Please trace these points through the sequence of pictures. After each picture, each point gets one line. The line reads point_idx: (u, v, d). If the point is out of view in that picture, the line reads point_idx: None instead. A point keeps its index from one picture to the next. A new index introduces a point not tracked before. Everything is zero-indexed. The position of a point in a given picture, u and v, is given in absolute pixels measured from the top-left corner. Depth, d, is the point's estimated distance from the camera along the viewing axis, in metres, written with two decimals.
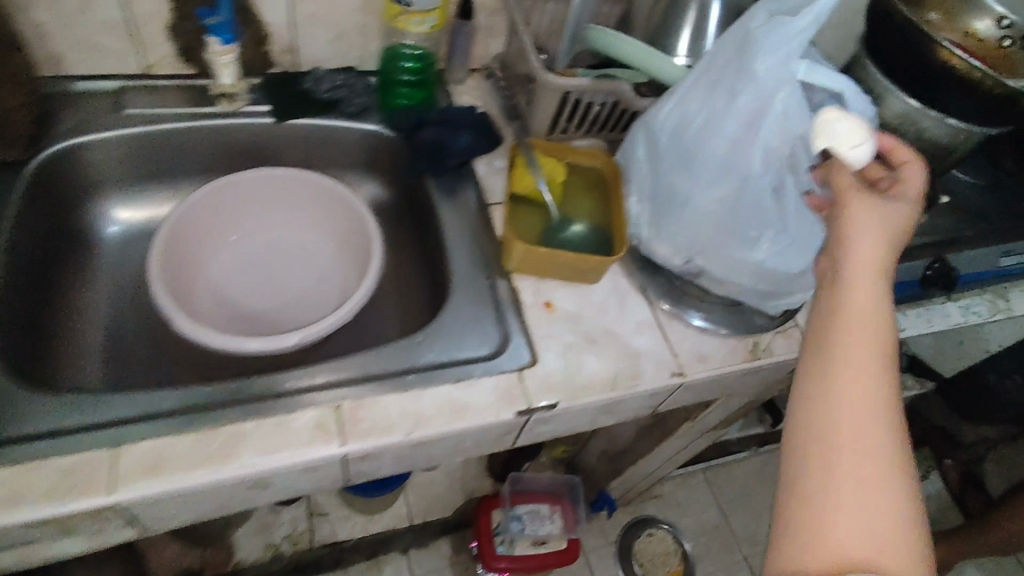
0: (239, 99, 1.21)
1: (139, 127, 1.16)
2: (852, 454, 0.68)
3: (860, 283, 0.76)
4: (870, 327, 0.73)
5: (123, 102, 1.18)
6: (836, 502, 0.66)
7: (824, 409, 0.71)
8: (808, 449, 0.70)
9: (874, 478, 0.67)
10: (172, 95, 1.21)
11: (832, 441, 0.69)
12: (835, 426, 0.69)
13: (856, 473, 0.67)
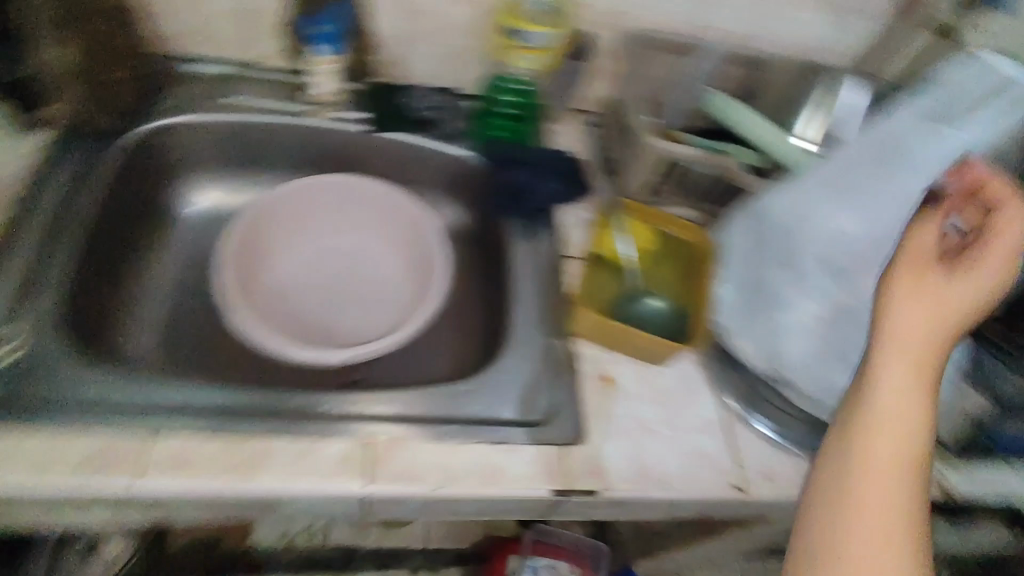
0: (322, 110, 1.22)
1: (232, 117, 1.21)
2: (883, 491, 0.67)
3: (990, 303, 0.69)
4: (913, 391, 0.70)
5: (225, 91, 1.22)
6: (884, 492, 0.67)
7: (887, 396, 0.70)
8: (855, 508, 0.67)
9: (895, 518, 0.65)
10: (273, 91, 1.25)
11: (860, 485, 0.68)
12: (882, 471, 0.68)
13: (904, 411, 0.69)
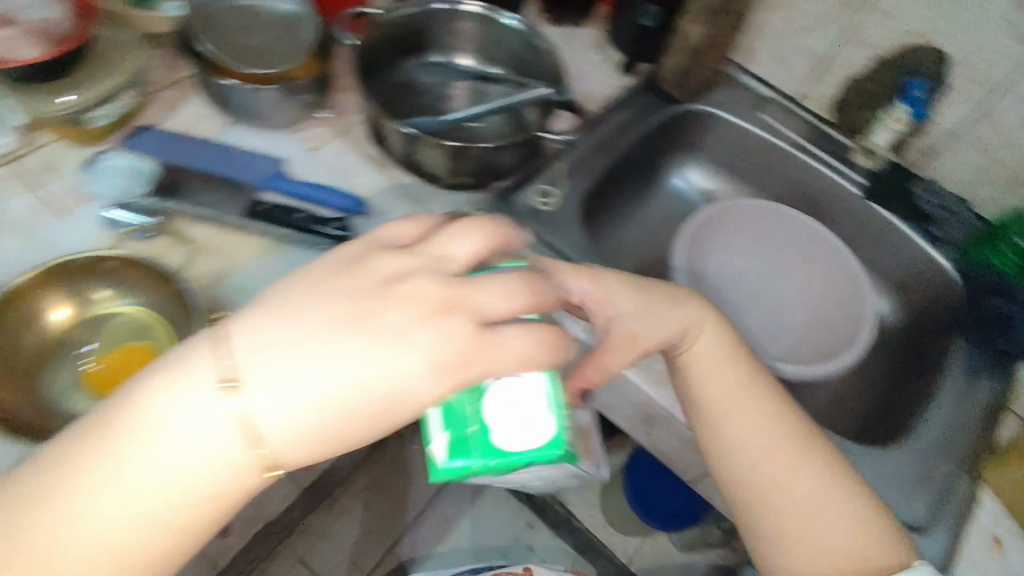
0: None
1: None
2: (766, 426, 0.59)
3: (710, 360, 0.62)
4: (660, 317, 0.61)
5: None
6: (762, 453, 0.58)
7: (721, 399, 0.60)
8: (734, 441, 0.59)
9: (790, 454, 0.58)
10: None
11: (751, 427, 0.59)
12: (725, 404, 0.60)
13: (771, 442, 0.58)
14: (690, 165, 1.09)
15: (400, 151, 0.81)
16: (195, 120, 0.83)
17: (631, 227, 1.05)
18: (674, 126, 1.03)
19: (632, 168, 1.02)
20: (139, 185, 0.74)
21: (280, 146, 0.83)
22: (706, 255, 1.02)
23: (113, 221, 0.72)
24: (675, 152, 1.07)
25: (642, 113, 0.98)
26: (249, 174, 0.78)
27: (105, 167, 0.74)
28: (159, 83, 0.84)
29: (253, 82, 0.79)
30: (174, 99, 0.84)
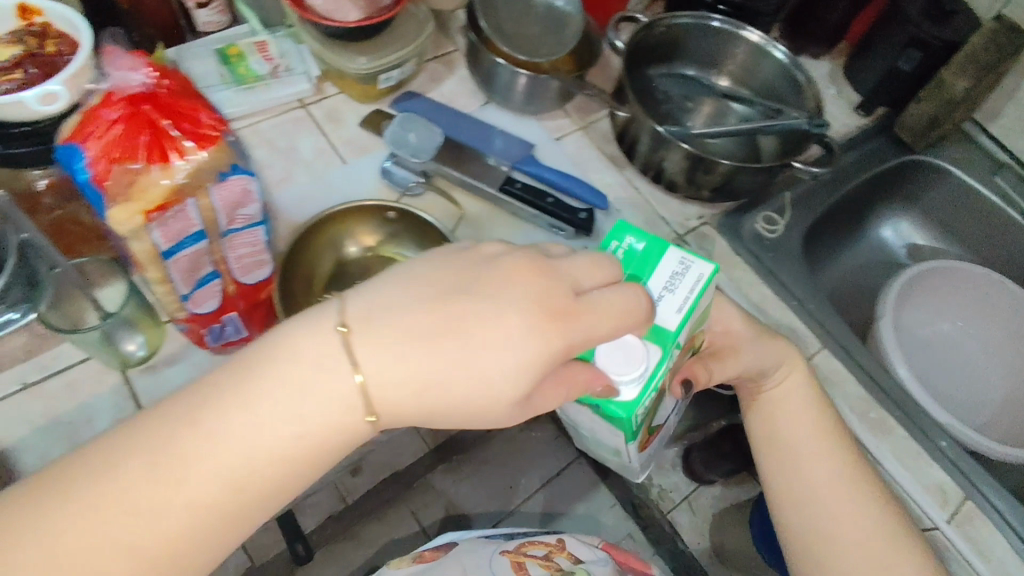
0: None
1: None
2: (822, 455, 0.60)
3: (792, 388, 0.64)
4: (752, 360, 0.64)
5: None
6: (819, 472, 0.59)
7: (790, 422, 0.62)
8: (796, 466, 0.60)
9: (844, 484, 0.59)
10: None
11: (807, 454, 0.60)
12: (789, 429, 0.62)
13: (820, 460, 0.59)
14: (902, 218, 1.06)
15: (643, 156, 0.84)
16: (455, 95, 0.89)
17: (833, 270, 1.03)
18: (899, 176, 1.01)
19: (847, 213, 1.01)
20: (426, 151, 0.77)
21: (529, 133, 0.88)
22: (910, 312, 0.97)
23: (394, 182, 0.78)
24: (890, 203, 1.05)
25: (870, 157, 0.98)
26: (504, 156, 0.83)
27: (394, 130, 0.77)
28: (429, 56, 0.91)
29: (522, 71, 0.83)
30: (440, 72, 0.90)
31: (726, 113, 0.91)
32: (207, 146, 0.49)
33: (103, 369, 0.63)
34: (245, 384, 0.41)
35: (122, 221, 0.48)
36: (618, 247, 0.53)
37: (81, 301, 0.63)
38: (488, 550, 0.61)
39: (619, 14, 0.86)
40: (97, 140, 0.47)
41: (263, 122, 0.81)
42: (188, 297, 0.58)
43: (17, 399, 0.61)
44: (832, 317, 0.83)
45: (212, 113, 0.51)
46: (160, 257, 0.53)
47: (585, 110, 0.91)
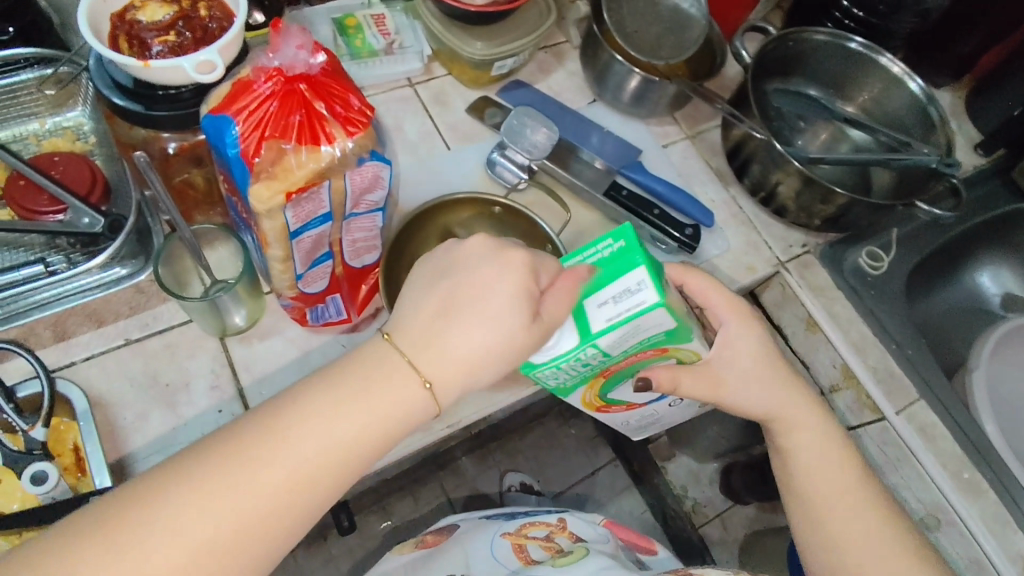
0: None
1: None
2: (844, 495, 0.58)
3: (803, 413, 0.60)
4: (766, 380, 0.59)
5: None
6: (834, 501, 0.58)
7: (806, 448, 0.60)
8: (817, 505, 0.58)
9: (868, 523, 0.57)
10: None
11: (829, 497, 0.58)
12: (807, 466, 0.60)
13: (836, 489, 0.58)
14: (1007, 266, 1.01)
15: (754, 176, 0.80)
16: (563, 89, 0.87)
17: (935, 311, 0.98)
18: (1014, 222, 0.96)
19: (953, 256, 0.96)
20: (538, 150, 0.75)
21: (636, 137, 0.85)
22: (1003, 368, 0.93)
23: (499, 175, 0.76)
24: (998, 249, 1.00)
25: (981, 202, 0.93)
26: (608, 159, 0.81)
27: (511, 122, 0.76)
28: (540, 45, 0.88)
29: (638, 73, 0.80)
30: (549, 63, 0.88)
31: (840, 137, 0.88)
32: (354, 132, 0.48)
33: (203, 334, 0.63)
34: (322, 395, 0.42)
35: (263, 199, 0.47)
36: (599, 248, 0.48)
37: (187, 263, 0.62)
38: (491, 533, 0.72)
39: (746, 23, 0.82)
40: (249, 115, 0.46)
41: (371, 98, 0.79)
42: (302, 277, 0.57)
43: (120, 353, 0.61)
44: (929, 366, 0.80)
45: (361, 97, 0.49)
46: (287, 237, 0.52)
47: (693, 119, 0.88)
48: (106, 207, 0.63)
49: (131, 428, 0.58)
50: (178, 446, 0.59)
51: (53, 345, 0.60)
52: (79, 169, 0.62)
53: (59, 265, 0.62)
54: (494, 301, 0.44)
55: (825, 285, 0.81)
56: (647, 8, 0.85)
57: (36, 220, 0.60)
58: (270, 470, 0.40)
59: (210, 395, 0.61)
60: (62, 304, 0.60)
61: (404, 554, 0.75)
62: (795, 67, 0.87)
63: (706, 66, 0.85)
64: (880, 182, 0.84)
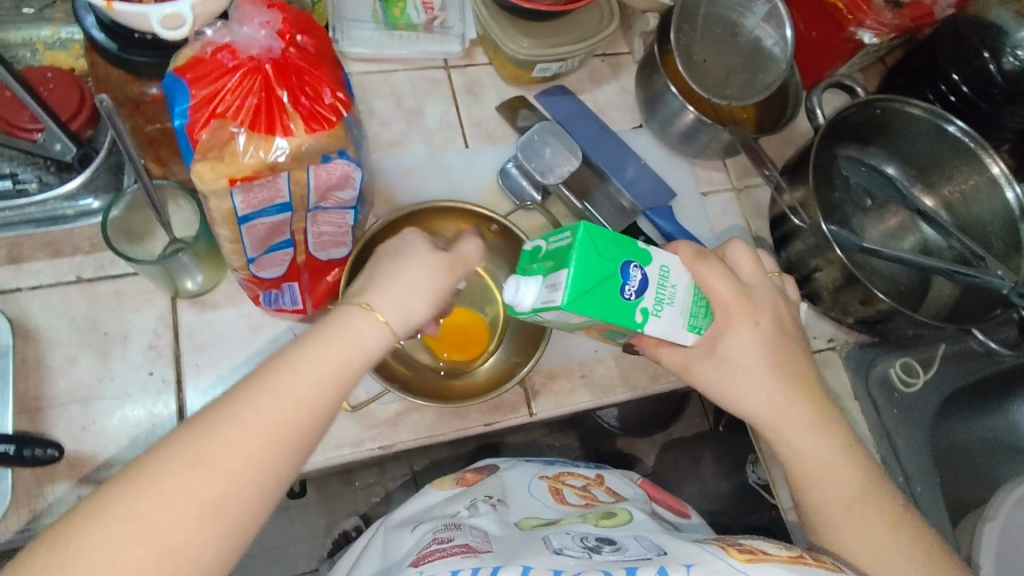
0: None
1: None
2: (867, 509, 0.48)
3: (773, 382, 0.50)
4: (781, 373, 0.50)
5: None
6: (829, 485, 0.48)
7: (791, 428, 0.50)
8: (836, 518, 0.48)
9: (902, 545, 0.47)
10: None
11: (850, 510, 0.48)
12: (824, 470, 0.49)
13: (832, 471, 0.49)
14: None
15: (793, 253, 0.71)
16: (610, 107, 0.79)
17: (968, 441, 0.86)
18: None
19: (1003, 387, 0.84)
20: (555, 173, 0.68)
21: (673, 179, 0.77)
22: None
23: (511, 189, 0.71)
24: None
25: None
26: (638, 196, 0.73)
27: (530, 138, 0.69)
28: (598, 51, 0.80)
29: (692, 110, 0.71)
30: (603, 74, 0.80)
31: (908, 227, 0.77)
32: (317, 129, 0.43)
33: (155, 290, 0.60)
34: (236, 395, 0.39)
35: (206, 181, 0.42)
36: (560, 238, 0.46)
37: (150, 217, 0.58)
38: (528, 474, 0.69)
39: (830, 78, 0.71)
40: (205, 86, 0.41)
41: (399, 73, 0.73)
42: (255, 260, 0.52)
43: (66, 290, 0.59)
44: (937, 508, 0.71)
45: (336, 91, 0.44)
46: (236, 220, 0.46)
47: (743, 172, 0.79)
48: (86, 133, 0.59)
49: (58, 369, 0.56)
50: (100, 400, 0.56)
51: (3, 266, 0.58)
52: (68, 90, 0.58)
53: (29, 184, 0.60)
54: (409, 294, 0.45)
55: (841, 389, 0.72)
56: (723, 37, 0.75)
57: (16, 134, 0.57)
58: (193, 471, 0.36)
59: (145, 355, 0.58)
60: (15, 229, 0.58)
61: (443, 491, 0.68)
62: (877, 137, 0.77)
63: (771, 116, 0.76)
64: (938, 294, 0.73)
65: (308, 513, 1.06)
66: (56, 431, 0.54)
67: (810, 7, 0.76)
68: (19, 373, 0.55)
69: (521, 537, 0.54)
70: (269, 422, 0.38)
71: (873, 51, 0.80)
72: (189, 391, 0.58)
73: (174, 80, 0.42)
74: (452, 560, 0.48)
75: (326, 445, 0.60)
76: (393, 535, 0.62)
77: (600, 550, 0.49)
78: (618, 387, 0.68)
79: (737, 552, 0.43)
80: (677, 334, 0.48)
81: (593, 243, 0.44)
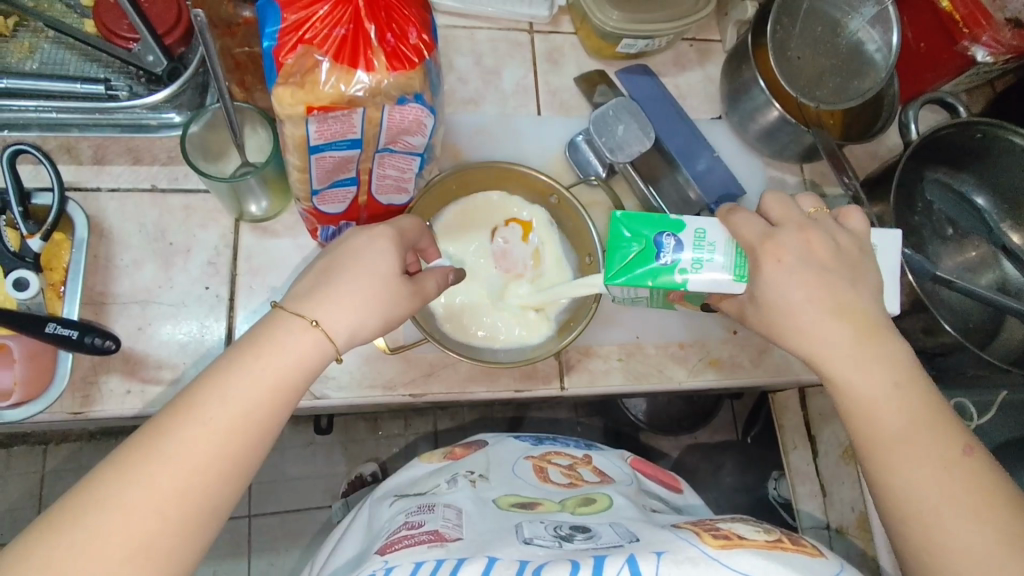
0: None
1: None
2: (911, 442, 0.44)
3: (827, 299, 0.47)
4: (823, 303, 0.47)
5: None
6: (881, 407, 0.45)
7: (842, 347, 0.46)
8: (876, 450, 0.45)
9: (954, 489, 0.42)
10: None
11: (891, 448, 0.44)
12: (866, 401, 0.46)
13: (885, 397, 0.45)
14: None
15: None
16: (690, 93, 0.77)
17: None
18: None
19: None
20: (625, 151, 0.66)
21: (743, 176, 0.75)
22: None
23: (577, 162, 0.70)
24: None
25: None
26: (705, 189, 0.71)
27: (605, 112, 0.67)
28: (687, 35, 0.77)
29: (777, 108, 0.68)
30: (689, 59, 0.77)
31: (988, 263, 0.72)
32: (398, 68, 0.43)
33: (221, 210, 0.62)
34: (172, 415, 0.39)
35: (284, 104, 0.43)
36: None
37: (225, 140, 0.60)
38: (515, 453, 0.69)
39: (933, 93, 0.67)
40: (296, 11, 0.42)
41: (482, 31, 0.73)
42: (318, 193, 0.53)
43: (142, 197, 0.62)
44: None
45: (421, 32, 0.44)
46: (307, 149, 0.47)
47: (819, 179, 0.76)
48: (179, 51, 0.61)
49: (124, 270, 0.59)
50: (157, 304, 0.59)
51: (87, 165, 0.61)
52: (166, 5, 0.60)
53: (120, 92, 0.60)
54: (355, 292, 0.44)
55: None
56: (824, 36, 0.71)
57: (114, 42, 0.59)
58: (149, 484, 0.37)
59: (203, 270, 0.61)
60: (100, 131, 0.61)
61: (432, 463, 0.71)
62: (971, 163, 0.72)
63: (858, 124, 0.72)
64: (1011, 338, 0.69)
65: (330, 452, 1.10)
66: (115, 327, 0.58)
67: (922, 15, 0.71)
68: (90, 267, 0.59)
69: (494, 520, 0.55)
70: (206, 451, 0.38)
71: (983, 72, 0.75)
72: (240, 310, 0.61)
73: (267, 5, 0.43)
74: (419, 549, 0.49)
75: (361, 382, 0.62)
76: (377, 509, 0.65)
77: (572, 539, 0.50)
78: (653, 376, 0.67)
79: (711, 539, 0.45)
80: (719, 283, 0.50)
81: (631, 218, 0.51)
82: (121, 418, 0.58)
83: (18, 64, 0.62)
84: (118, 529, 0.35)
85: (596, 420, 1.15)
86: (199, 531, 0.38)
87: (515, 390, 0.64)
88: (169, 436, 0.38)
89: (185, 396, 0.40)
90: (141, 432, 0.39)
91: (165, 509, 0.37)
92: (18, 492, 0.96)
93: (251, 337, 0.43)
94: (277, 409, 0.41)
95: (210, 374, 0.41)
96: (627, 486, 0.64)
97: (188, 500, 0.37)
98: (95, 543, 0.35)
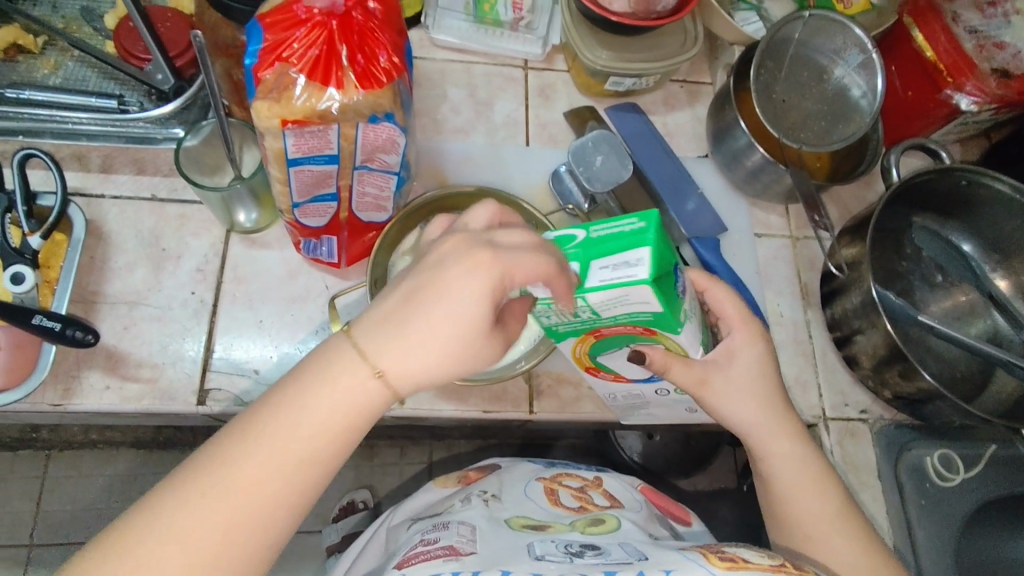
0: None
1: None
2: (815, 500, 0.52)
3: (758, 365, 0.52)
4: (755, 393, 0.51)
5: None
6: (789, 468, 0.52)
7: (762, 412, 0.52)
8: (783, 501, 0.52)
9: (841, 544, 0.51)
10: None
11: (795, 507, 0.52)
12: (779, 461, 0.53)
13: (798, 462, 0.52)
14: None
15: (836, 311, 0.68)
16: (678, 131, 0.78)
17: None
18: None
19: None
20: (601, 180, 0.68)
21: (727, 214, 0.76)
22: None
23: (559, 192, 0.71)
24: None
25: None
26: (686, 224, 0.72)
27: (585, 142, 0.69)
28: (678, 77, 0.80)
29: (760, 149, 0.69)
30: (678, 99, 0.79)
31: (978, 312, 0.71)
32: (367, 87, 0.46)
33: (214, 221, 0.66)
34: (238, 440, 0.40)
35: (262, 117, 0.46)
36: (618, 223, 0.42)
37: (222, 154, 0.64)
38: (525, 474, 0.68)
39: (918, 140, 0.67)
40: (276, 33, 0.45)
41: (478, 65, 0.76)
42: (300, 206, 0.56)
43: (142, 205, 0.65)
44: None
45: (392, 56, 0.47)
46: (285, 161, 0.50)
47: (805, 221, 0.76)
48: (189, 72, 0.66)
49: (117, 272, 0.62)
50: (145, 306, 0.62)
51: (94, 173, 0.65)
52: (180, 31, 0.64)
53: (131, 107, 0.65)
54: (426, 343, 0.41)
55: (864, 463, 0.67)
56: (809, 81, 0.73)
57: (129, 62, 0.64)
58: (212, 505, 0.38)
59: (191, 276, 0.64)
60: (109, 141, 0.65)
61: (446, 488, 0.70)
62: (959, 211, 0.71)
63: (843, 168, 0.73)
64: (999, 391, 0.67)
65: None
66: (102, 326, 0.60)
67: (908, 64, 0.72)
68: (85, 267, 0.62)
69: (506, 538, 0.54)
70: (265, 482, 0.39)
71: (974, 121, 0.75)
72: (222, 316, 0.63)
73: (254, 28, 0.47)
74: (435, 563, 0.49)
75: None
76: (394, 534, 0.65)
77: (582, 556, 0.49)
78: None
79: (717, 561, 0.43)
80: (694, 345, 0.46)
81: (664, 234, 0.40)
82: (100, 413, 0.60)
83: (44, 79, 0.67)
84: (178, 546, 0.37)
85: (592, 459, 1.13)
86: (257, 553, 0.40)
87: (484, 411, 0.64)
88: (234, 461, 0.39)
89: (250, 423, 0.40)
90: (209, 448, 0.40)
91: (224, 533, 0.38)
92: (20, 494, 0.99)
93: (319, 375, 0.41)
94: (331, 450, 0.41)
95: (275, 401, 0.41)
96: (637, 514, 0.62)
97: (248, 527, 0.39)
98: (161, 556, 0.37)
